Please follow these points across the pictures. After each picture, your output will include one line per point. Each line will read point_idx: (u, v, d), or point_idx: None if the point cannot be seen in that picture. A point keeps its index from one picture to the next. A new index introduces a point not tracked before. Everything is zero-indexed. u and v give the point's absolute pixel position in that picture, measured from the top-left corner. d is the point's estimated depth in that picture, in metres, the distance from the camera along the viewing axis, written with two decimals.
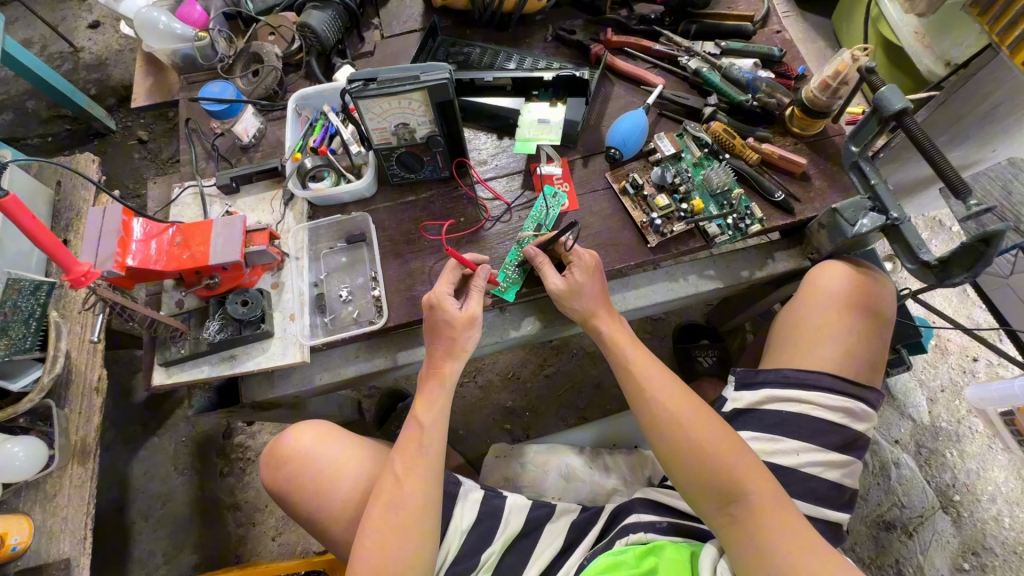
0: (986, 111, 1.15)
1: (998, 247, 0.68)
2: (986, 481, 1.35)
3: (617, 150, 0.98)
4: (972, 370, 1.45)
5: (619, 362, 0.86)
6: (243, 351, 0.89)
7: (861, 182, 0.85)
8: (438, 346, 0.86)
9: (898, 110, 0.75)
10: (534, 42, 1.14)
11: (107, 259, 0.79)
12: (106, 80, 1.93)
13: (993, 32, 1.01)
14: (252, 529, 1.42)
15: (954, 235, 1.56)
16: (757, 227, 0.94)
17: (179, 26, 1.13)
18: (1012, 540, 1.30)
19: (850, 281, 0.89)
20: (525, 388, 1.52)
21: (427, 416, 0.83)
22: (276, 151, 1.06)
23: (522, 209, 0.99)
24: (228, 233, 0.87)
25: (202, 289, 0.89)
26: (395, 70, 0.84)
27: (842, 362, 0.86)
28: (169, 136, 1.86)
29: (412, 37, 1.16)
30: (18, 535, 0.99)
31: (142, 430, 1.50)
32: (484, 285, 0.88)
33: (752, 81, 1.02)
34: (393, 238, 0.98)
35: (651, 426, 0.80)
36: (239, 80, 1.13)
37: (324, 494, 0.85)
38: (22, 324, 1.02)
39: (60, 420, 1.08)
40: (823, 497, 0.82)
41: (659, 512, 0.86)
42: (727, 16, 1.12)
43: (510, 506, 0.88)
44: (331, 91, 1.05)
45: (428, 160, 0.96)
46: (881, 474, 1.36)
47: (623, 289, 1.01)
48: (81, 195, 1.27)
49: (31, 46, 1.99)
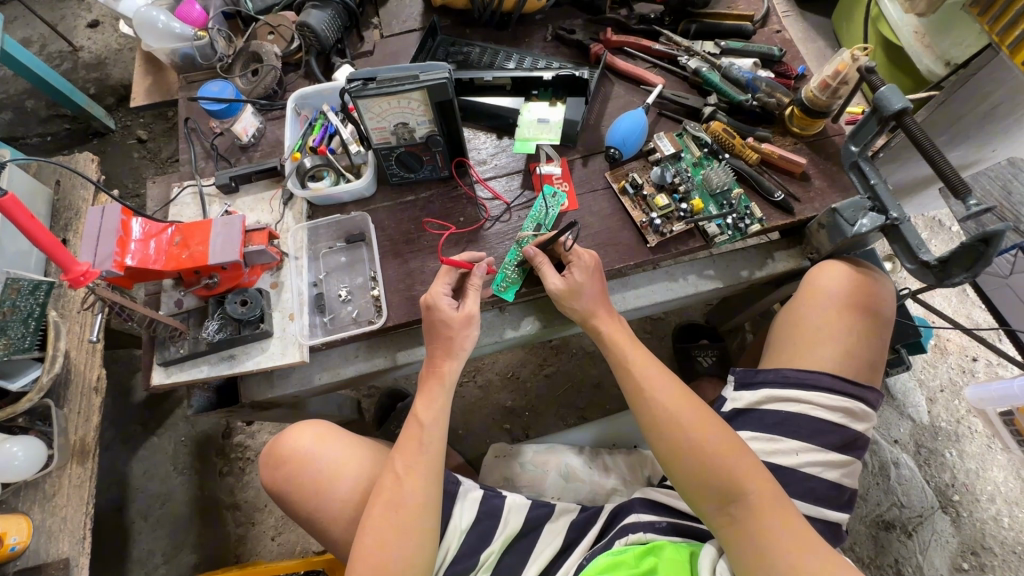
0: (986, 111, 1.15)
1: (997, 247, 0.67)
2: (985, 480, 1.35)
3: (616, 150, 0.98)
4: (972, 370, 1.45)
5: (619, 362, 0.86)
6: (242, 351, 0.89)
7: (861, 182, 0.85)
8: (437, 346, 0.85)
9: (898, 110, 0.75)
10: (534, 42, 1.14)
11: (106, 258, 0.79)
12: (105, 79, 1.93)
13: (993, 32, 1.01)
14: (252, 528, 1.42)
15: (954, 235, 1.56)
16: (757, 227, 0.94)
17: (179, 26, 1.12)
18: (1011, 540, 1.30)
19: (850, 281, 0.89)
20: (524, 388, 1.52)
21: (427, 415, 0.83)
22: (275, 151, 1.06)
23: (522, 208, 0.99)
24: (228, 233, 0.87)
25: (201, 289, 0.89)
26: (395, 69, 0.84)
27: (842, 362, 0.86)
28: (168, 136, 1.86)
29: (411, 36, 1.16)
30: (17, 534, 0.99)
31: (142, 430, 1.50)
32: (480, 284, 0.89)
33: (752, 81, 1.02)
34: (392, 238, 0.98)
35: (651, 427, 0.79)
36: (239, 79, 1.12)
37: (324, 494, 0.84)
38: (21, 323, 1.02)
39: (59, 420, 1.08)
40: (823, 497, 0.82)
41: (658, 512, 0.86)
42: (727, 16, 1.12)
43: (509, 505, 0.88)
44: (330, 90, 1.05)
45: (427, 160, 0.96)
46: (880, 474, 1.36)
47: (623, 289, 1.01)
48: (81, 194, 1.27)
49: (31, 45, 1.99)
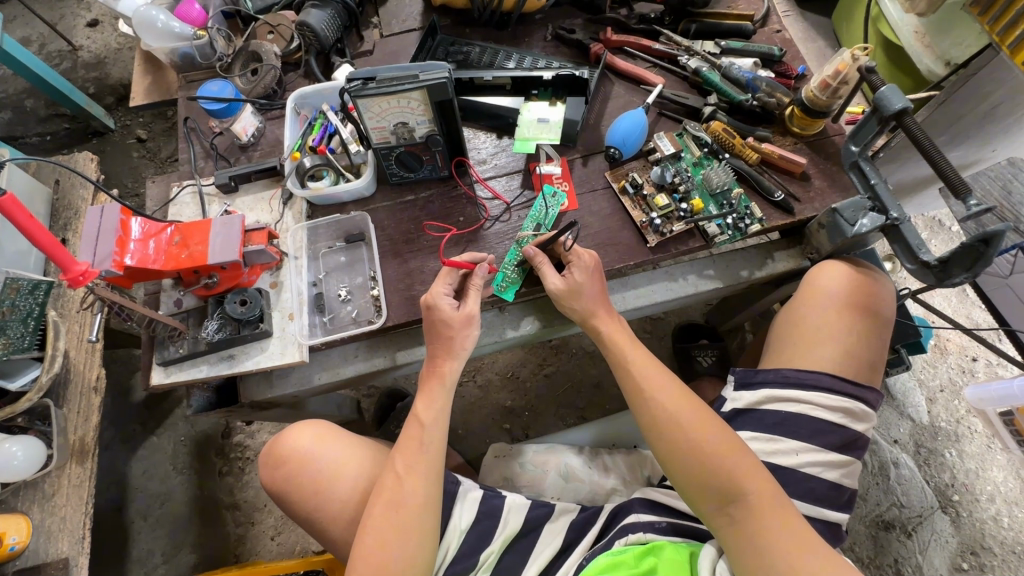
0: (986, 111, 1.14)
1: (998, 247, 0.67)
2: (985, 480, 1.35)
3: (616, 149, 0.98)
4: (972, 370, 1.45)
5: (619, 362, 0.86)
6: (242, 351, 0.89)
7: (861, 181, 0.85)
8: (437, 346, 0.85)
9: (898, 109, 0.75)
10: (534, 41, 1.13)
11: (106, 258, 0.79)
12: (105, 79, 1.92)
13: (993, 32, 1.01)
14: (251, 528, 1.42)
15: (954, 235, 1.56)
16: (757, 227, 0.94)
17: (178, 25, 1.11)
18: (1011, 540, 1.30)
19: (850, 281, 0.89)
20: (524, 387, 1.52)
21: (428, 415, 0.83)
22: (275, 150, 1.06)
23: (521, 208, 0.99)
24: (227, 232, 0.87)
25: (201, 289, 0.89)
26: (395, 69, 0.84)
27: (842, 362, 0.86)
28: (168, 135, 1.86)
29: (411, 36, 1.15)
30: (16, 534, 0.99)
31: (141, 430, 1.50)
32: (482, 284, 0.89)
33: (752, 80, 1.02)
34: (392, 238, 0.98)
35: (650, 427, 0.79)
36: (238, 79, 1.12)
37: (323, 494, 0.84)
38: (20, 323, 1.02)
39: (58, 419, 1.08)
40: (823, 497, 0.82)
41: (658, 512, 0.86)
42: (727, 15, 1.12)
43: (509, 505, 0.88)
44: (330, 90, 1.05)
45: (427, 160, 0.96)
46: (880, 474, 1.36)
47: (623, 289, 1.01)
48: (80, 194, 1.27)
49: (30, 45, 1.98)
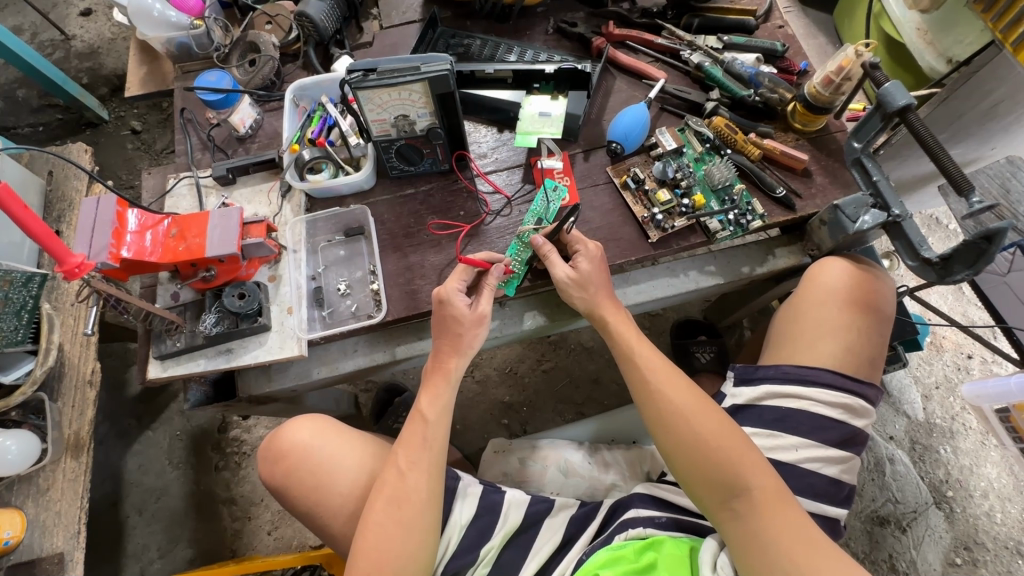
0: (987, 108, 1.14)
1: (1000, 244, 0.67)
2: (978, 476, 1.36)
3: (618, 145, 0.97)
4: (967, 367, 1.46)
5: (624, 353, 0.85)
6: (240, 344, 0.89)
7: (863, 178, 0.85)
8: (445, 342, 0.85)
9: (902, 106, 0.75)
10: (535, 34, 1.12)
11: (101, 250, 0.77)
12: (97, 69, 1.90)
13: (996, 29, 1.00)
14: (248, 523, 1.41)
15: (951, 233, 1.57)
16: (758, 223, 0.93)
17: (174, 14, 1.10)
18: (1003, 536, 1.31)
19: (849, 276, 0.89)
20: (523, 383, 1.51)
21: (432, 411, 0.82)
22: (273, 143, 1.05)
23: (522, 203, 0.98)
24: (225, 225, 0.85)
25: (199, 281, 0.88)
26: (396, 61, 0.83)
27: (843, 358, 0.86)
28: (162, 127, 1.84)
29: (411, 28, 1.14)
30: (10, 528, 0.97)
31: (136, 425, 1.49)
32: (497, 284, 0.88)
33: (754, 76, 1.01)
34: (392, 232, 0.97)
35: (655, 418, 0.79)
36: (235, 69, 1.10)
37: (324, 489, 0.84)
38: (13, 316, 1.00)
39: (53, 414, 1.06)
40: (822, 494, 0.82)
41: (659, 508, 0.85)
42: (729, 10, 1.11)
43: (509, 501, 0.87)
44: (329, 82, 1.04)
45: (427, 153, 0.96)
46: (876, 470, 1.37)
47: (624, 285, 1.01)
48: (73, 185, 1.25)
49: (20, 33, 1.95)
